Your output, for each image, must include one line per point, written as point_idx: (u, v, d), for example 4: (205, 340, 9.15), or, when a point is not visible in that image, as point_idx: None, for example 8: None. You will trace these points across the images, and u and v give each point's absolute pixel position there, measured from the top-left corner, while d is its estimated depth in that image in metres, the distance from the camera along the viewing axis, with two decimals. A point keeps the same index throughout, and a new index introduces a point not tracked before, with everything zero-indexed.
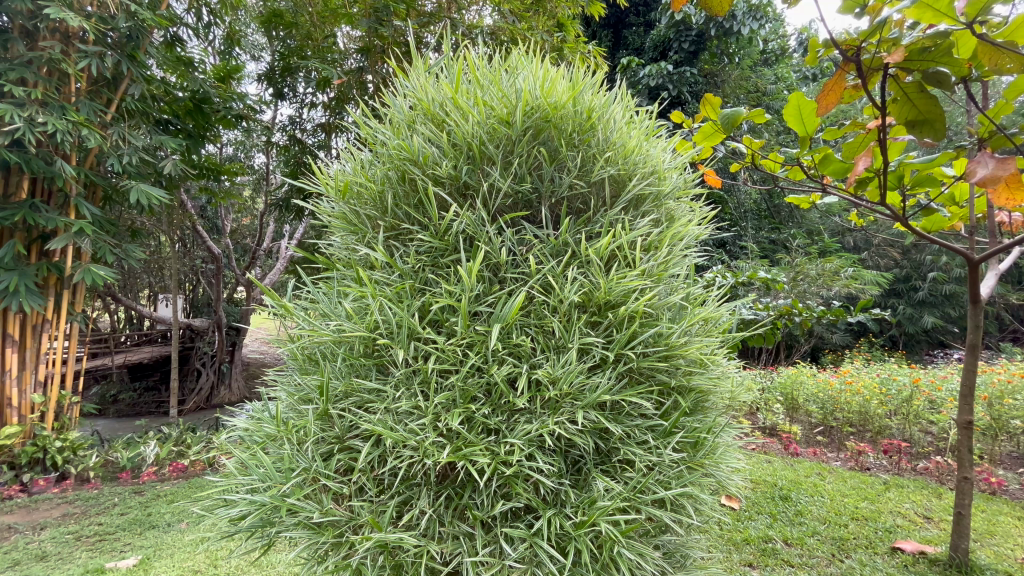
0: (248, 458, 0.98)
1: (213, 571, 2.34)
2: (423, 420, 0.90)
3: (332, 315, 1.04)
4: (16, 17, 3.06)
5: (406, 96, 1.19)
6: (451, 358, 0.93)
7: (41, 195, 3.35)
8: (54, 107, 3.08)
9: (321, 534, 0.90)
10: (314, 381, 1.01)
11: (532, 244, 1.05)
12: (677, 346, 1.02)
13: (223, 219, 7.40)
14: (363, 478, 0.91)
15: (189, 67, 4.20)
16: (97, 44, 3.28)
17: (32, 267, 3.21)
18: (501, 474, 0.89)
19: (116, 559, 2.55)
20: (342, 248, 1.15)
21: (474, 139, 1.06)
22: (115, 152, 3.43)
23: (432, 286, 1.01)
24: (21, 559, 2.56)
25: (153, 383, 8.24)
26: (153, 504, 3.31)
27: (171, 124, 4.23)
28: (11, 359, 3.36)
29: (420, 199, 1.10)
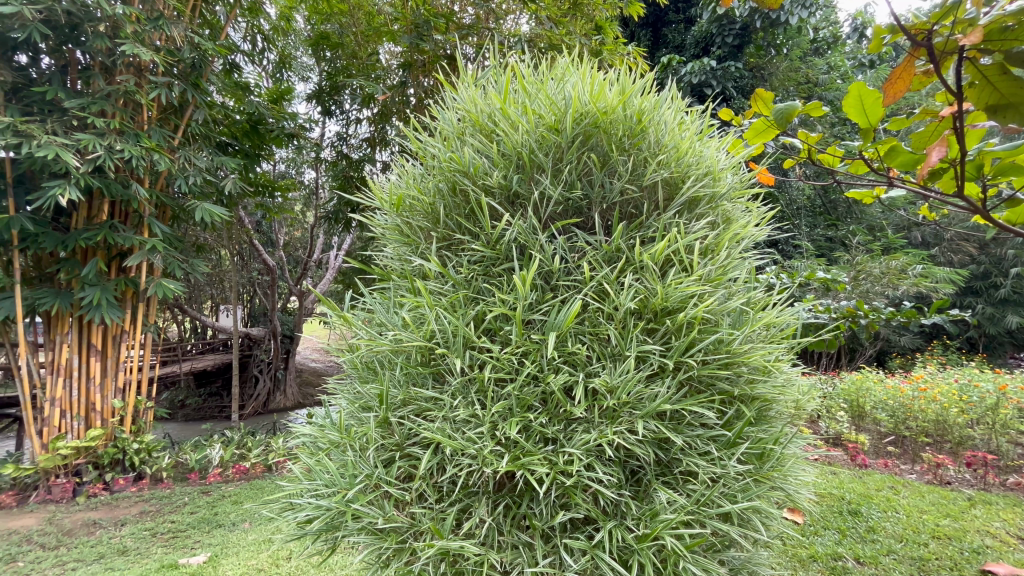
0: (313, 463, 1.01)
1: (275, 571, 2.45)
2: (481, 428, 0.90)
3: (389, 325, 1.06)
4: (97, 55, 3.35)
5: (455, 108, 1.20)
6: (506, 367, 0.94)
7: (118, 217, 3.64)
8: (130, 135, 3.35)
9: (384, 540, 0.92)
10: (374, 389, 1.03)
11: (585, 250, 1.04)
12: (738, 353, 0.99)
13: (277, 233, 7.80)
14: (423, 485, 0.92)
15: (246, 91, 4.47)
16: (166, 75, 3.56)
17: (112, 283, 3.49)
18: (560, 484, 0.89)
19: (188, 555, 2.72)
20: (395, 259, 1.18)
21: (524, 148, 1.06)
22: (182, 174, 3.69)
23: (485, 296, 1.02)
24: (105, 552, 2.77)
25: (215, 389, 8.77)
26: (219, 504, 3.51)
27: (231, 145, 4.51)
28: (95, 368, 3.67)
29: (471, 209, 1.11)
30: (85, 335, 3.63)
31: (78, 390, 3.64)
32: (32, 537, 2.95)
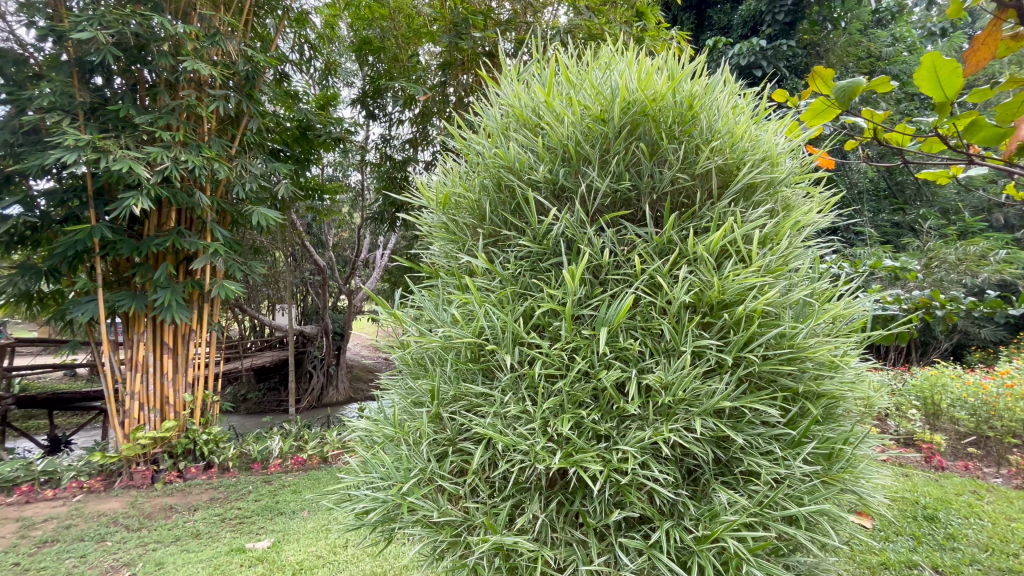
0: (369, 456, 1.04)
1: (335, 559, 2.57)
2: (533, 425, 0.90)
3: (438, 321, 1.07)
4: (162, 73, 3.60)
5: (498, 104, 1.20)
6: (556, 362, 0.93)
7: (184, 223, 3.90)
8: (193, 146, 3.58)
9: (439, 533, 0.93)
10: (425, 385, 1.05)
11: (634, 243, 1.02)
12: (802, 348, 0.94)
13: (326, 235, 8.11)
14: (476, 481, 0.93)
15: (295, 99, 4.66)
16: (223, 88, 3.77)
17: (181, 285, 3.74)
18: (614, 482, 0.87)
19: (254, 540, 2.89)
20: (442, 256, 1.19)
21: (570, 140, 1.05)
22: (240, 181, 3.91)
23: (533, 291, 1.01)
24: (181, 534, 3.00)
25: (274, 384, 9.25)
26: (280, 492, 3.71)
27: (283, 151, 4.73)
28: (168, 364, 3.95)
29: (516, 205, 1.10)
30: (158, 334, 3.91)
31: (153, 385, 3.93)
32: (118, 518, 3.22)
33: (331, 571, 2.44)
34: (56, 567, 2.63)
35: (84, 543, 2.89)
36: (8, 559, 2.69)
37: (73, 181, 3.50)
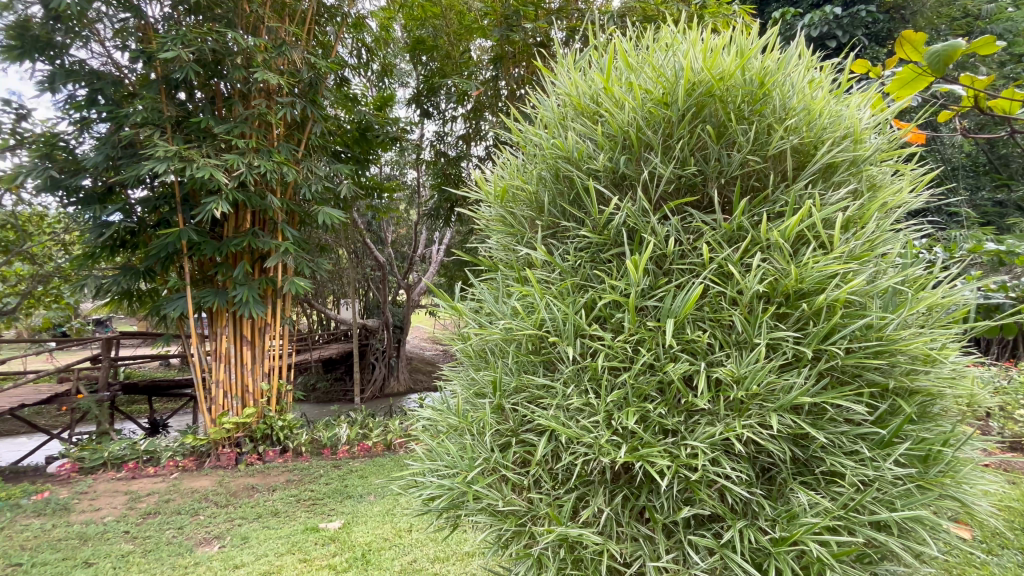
0: (435, 444, 1.06)
1: (401, 542, 2.69)
2: (596, 417, 0.89)
3: (498, 314, 1.07)
4: (237, 84, 3.86)
5: (555, 93, 1.18)
6: (620, 355, 0.91)
7: (259, 224, 4.18)
8: (265, 152, 3.83)
9: (503, 521, 0.94)
10: (487, 376, 1.05)
11: (701, 231, 0.97)
12: (893, 341, 0.86)
13: (386, 232, 8.42)
14: (539, 471, 0.93)
15: (355, 102, 4.86)
16: (290, 96, 4.00)
17: (256, 283, 4.02)
18: (683, 478, 0.85)
19: (326, 521, 3.09)
20: (500, 249, 1.19)
21: (631, 127, 1.01)
22: (307, 182, 4.13)
23: (595, 283, 0.99)
24: (263, 512, 3.25)
25: (340, 374, 9.77)
26: (349, 477, 3.93)
27: (344, 153, 4.95)
28: (247, 355, 4.28)
29: (576, 195, 1.08)
30: (239, 327, 4.24)
31: (236, 374, 4.27)
32: (209, 495, 3.54)
33: (398, 553, 2.55)
34: (159, 535, 2.94)
35: (181, 516, 3.20)
36: (120, 527, 3.03)
37: (164, 188, 3.84)
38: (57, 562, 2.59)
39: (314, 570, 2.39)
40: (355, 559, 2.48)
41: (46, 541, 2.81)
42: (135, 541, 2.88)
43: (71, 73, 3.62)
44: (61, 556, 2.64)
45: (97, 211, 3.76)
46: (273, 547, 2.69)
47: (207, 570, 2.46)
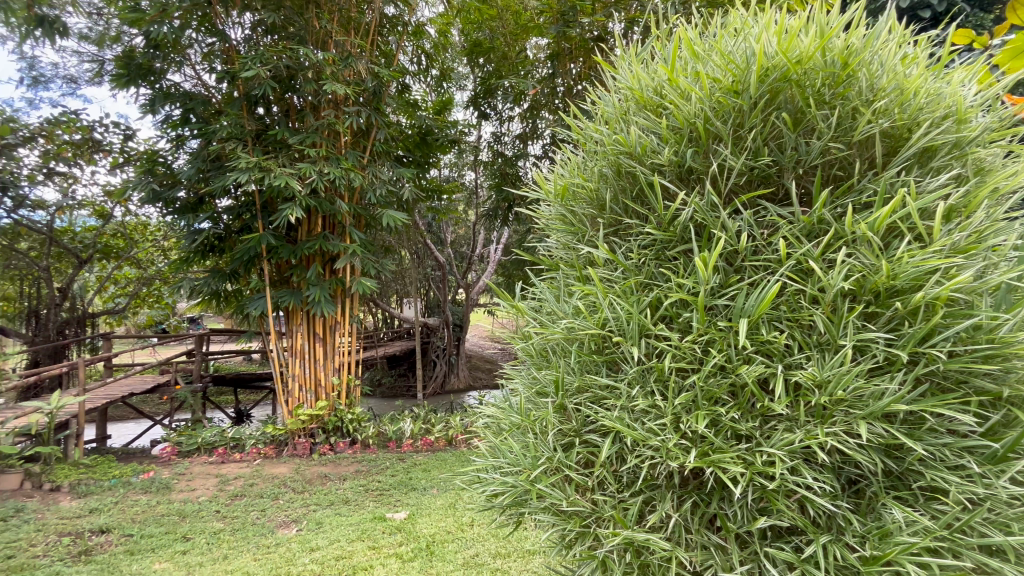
0: (498, 442, 1.07)
1: (463, 536, 2.75)
2: (663, 420, 0.86)
3: (560, 313, 1.06)
4: (308, 97, 4.12)
5: (616, 87, 1.14)
6: (688, 356, 0.88)
7: (329, 228, 4.43)
8: (334, 160, 4.05)
9: (567, 521, 0.94)
10: (549, 375, 1.05)
11: (776, 225, 0.92)
12: (1008, 345, 0.77)
13: (445, 233, 8.65)
14: (604, 473, 0.91)
15: (415, 108, 5.03)
16: (356, 105, 4.22)
17: (327, 283, 4.28)
18: (758, 486, 0.80)
19: (393, 511, 3.23)
20: (561, 248, 1.17)
21: (698, 118, 0.97)
22: (372, 187, 4.33)
23: (660, 281, 0.96)
24: (335, 500, 3.45)
25: (403, 371, 10.14)
26: (413, 470, 4.08)
27: (406, 157, 5.13)
28: (319, 351, 4.55)
29: (639, 191, 1.05)
30: (312, 325, 4.53)
31: (310, 369, 4.57)
32: (287, 482, 3.80)
33: (461, 546, 2.62)
34: (245, 516, 3.20)
35: (263, 499, 3.47)
36: (212, 506, 3.33)
37: (246, 197, 4.17)
38: (160, 535, 2.89)
39: (382, 558, 2.50)
40: (421, 549, 2.57)
41: (152, 516, 3.15)
42: (225, 520, 3.16)
43: (168, 96, 4.03)
44: (164, 530, 2.95)
45: (190, 219, 4.14)
46: (345, 533, 2.85)
47: (287, 550, 2.65)
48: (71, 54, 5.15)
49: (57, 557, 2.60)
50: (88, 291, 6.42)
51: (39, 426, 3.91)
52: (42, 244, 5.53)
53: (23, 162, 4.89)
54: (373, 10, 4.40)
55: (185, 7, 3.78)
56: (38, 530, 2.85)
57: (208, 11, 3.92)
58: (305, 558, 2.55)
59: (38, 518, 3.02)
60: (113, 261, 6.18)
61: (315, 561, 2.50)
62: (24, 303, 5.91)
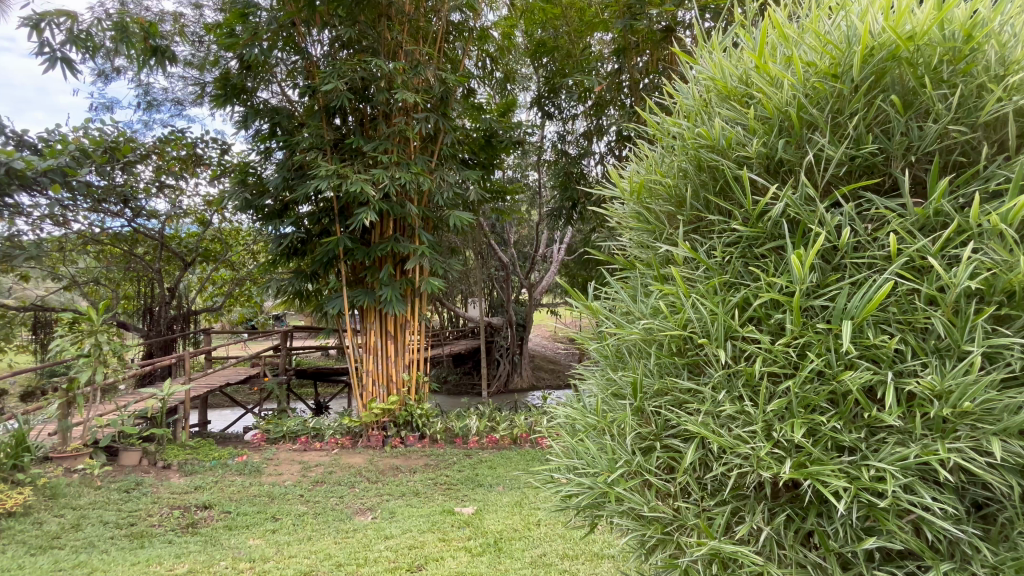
0: (574, 443, 1.05)
1: (529, 534, 2.77)
2: (753, 427, 0.82)
3: (637, 313, 1.02)
4: (381, 106, 4.32)
5: (695, 78, 1.09)
6: (781, 360, 0.82)
7: (399, 230, 4.63)
8: (404, 165, 4.23)
9: (647, 528, 0.91)
10: (626, 377, 1.01)
11: (883, 218, 0.84)
12: None
13: (509, 233, 8.75)
14: (687, 480, 0.88)
15: (481, 111, 5.13)
16: (425, 111, 4.38)
17: (398, 283, 4.47)
18: (865, 504, 0.74)
19: (460, 505, 3.32)
20: (636, 246, 1.13)
21: (791, 106, 0.90)
22: (440, 189, 4.47)
23: (749, 280, 0.90)
24: (406, 491, 3.59)
25: (468, 369, 10.38)
26: (479, 466, 4.16)
27: (471, 159, 5.23)
28: (391, 348, 4.78)
29: (723, 185, 0.99)
30: (385, 324, 4.76)
31: (383, 365, 4.81)
32: (362, 471, 4.02)
33: (528, 544, 2.64)
34: (325, 501, 3.42)
35: (341, 487, 3.69)
36: (297, 490, 3.59)
37: (325, 203, 4.45)
38: (253, 514, 3.16)
39: (452, 550, 2.57)
40: (489, 545, 2.62)
41: (246, 496, 3.45)
42: (308, 504, 3.39)
43: (258, 112, 4.39)
44: (256, 509, 3.22)
45: (277, 225, 4.49)
46: (417, 523, 2.96)
47: (364, 536, 2.79)
48: (178, 79, 5.78)
49: (169, 527, 2.92)
50: (191, 291, 7.14)
51: (153, 410, 4.41)
52: (155, 249, 6.29)
53: (141, 177, 5.56)
54: (440, 18, 4.53)
55: (273, 29, 4.11)
56: (154, 502, 3.22)
57: (292, 31, 4.23)
58: (381, 544, 2.68)
59: (154, 492, 3.42)
60: (212, 264, 6.84)
61: (389, 549, 2.61)
62: (141, 300, 6.71)
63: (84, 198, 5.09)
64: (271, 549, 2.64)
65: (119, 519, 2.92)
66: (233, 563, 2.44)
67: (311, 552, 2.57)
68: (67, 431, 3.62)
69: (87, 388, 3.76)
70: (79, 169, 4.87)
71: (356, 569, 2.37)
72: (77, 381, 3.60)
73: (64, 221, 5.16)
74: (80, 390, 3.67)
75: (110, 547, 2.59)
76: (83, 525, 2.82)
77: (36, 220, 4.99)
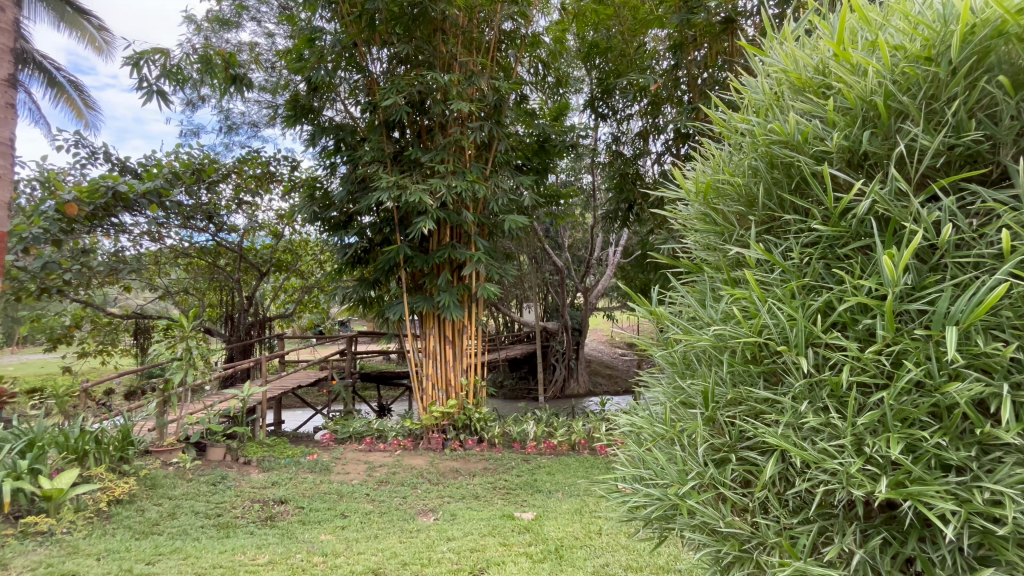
0: (641, 453, 1.02)
1: (590, 542, 2.73)
2: (842, 442, 0.76)
3: (706, 319, 0.98)
4: (437, 117, 4.45)
5: (765, 71, 1.03)
6: (872, 370, 0.76)
7: (456, 237, 4.73)
8: (461, 174, 4.33)
9: (722, 544, 0.87)
10: (695, 386, 0.97)
11: (991, 213, 0.76)
12: None
13: (563, 237, 8.71)
14: (766, 495, 0.83)
15: (534, 116, 5.15)
16: (479, 120, 4.47)
17: (455, 289, 4.57)
18: (977, 529, 0.68)
19: (520, 511, 3.32)
20: (703, 249, 1.08)
21: (877, 94, 0.83)
22: (495, 196, 4.54)
23: (833, 283, 0.84)
24: (467, 494, 3.65)
25: (524, 373, 10.42)
26: (538, 471, 4.15)
27: (525, 165, 5.27)
28: (450, 353, 4.89)
29: (799, 182, 0.93)
30: (443, 329, 4.89)
31: (442, 369, 4.93)
32: (424, 473, 4.13)
33: (589, 553, 2.59)
34: (390, 501, 3.55)
35: (405, 487, 3.82)
36: (363, 489, 3.75)
37: (386, 213, 4.63)
38: (324, 510, 3.33)
39: (513, 555, 2.58)
40: (550, 552, 2.60)
41: (318, 493, 3.65)
42: (374, 502, 3.53)
43: (324, 129, 4.66)
44: (327, 506, 3.40)
45: (342, 235, 4.72)
46: (478, 527, 3.00)
47: (427, 537, 2.86)
48: (254, 104, 6.26)
49: (250, 519, 3.15)
50: (266, 298, 7.67)
51: (235, 409, 4.77)
52: (235, 261, 6.82)
53: (223, 195, 6.06)
54: (493, 28, 4.62)
55: (337, 51, 4.35)
56: (238, 495, 3.48)
57: (355, 52, 4.46)
58: (444, 545, 2.74)
59: (236, 486, 3.69)
60: (285, 273, 7.32)
61: (452, 550, 2.66)
62: (223, 308, 7.28)
63: (175, 216, 5.63)
64: (341, 545, 2.77)
65: (207, 510, 3.18)
66: (307, 556, 2.58)
67: (377, 550, 2.67)
68: (163, 427, 4.00)
69: (180, 388, 4.13)
70: (172, 190, 5.40)
71: (420, 569, 2.43)
72: (171, 382, 3.97)
73: (159, 237, 5.74)
74: (173, 391, 4.03)
75: (200, 535, 2.83)
76: (178, 514, 3.09)
77: (136, 236, 5.58)
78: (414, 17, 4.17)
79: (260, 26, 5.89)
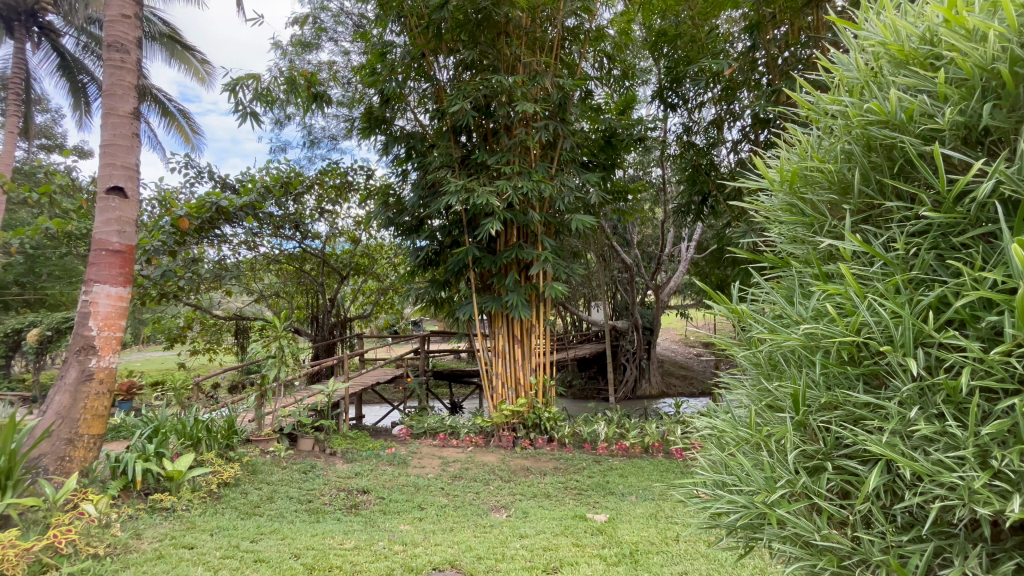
0: (723, 458, 0.97)
1: (667, 549, 2.64)
2: (962, 453, 0.68)
3: (794, 317, 0.91)
4: (502, 119, 4.52)
5: (859, 43, 0.94)
6: (999, 373, 0.68)
7: (523, 237, 4.77)
8: (526, 174, 4.36)
9: (818, 558, 0.82)
10: (783, 389, 0.91)
11: None
12: None
13: (632, 234, 8.47)
14: (869, 508, 0.77)
15: (599, 112, 5.07)
16: (544, 119, 4.47)
17: (523, 289, 4.61)
18: None
19: (593, 512, 3.29)
20: (789, 242, 1.01)
21: (1000, 61, 0.74)
22: (561, 195, 4.52)
23: (947, 275, 0.75)
24: (539, 493, 3.68)
25: (593, 373, 10.28)
26: (610, 473, 4.08)
27: (591, 161, 5.20)
28: (518, 352, 4.94)
29: (903, 164, 0.85)
30: (511, 328, 4.95)
31: (511, 368, 4.99)
32: (495, 470, 4.21)
33: (666, 560, 2.50)
34: (464, 496, 3.65)
35: (477, 483, 3.91)
36: (438, 483, 3.89)
37: (454, 216, 4.77)
38: (403, 501, 3.50)
39: (587, 556, 2.55)
40: (625, 555, 2.55)
41: (397, 484, 3.84)
42: (449, 496, 3.65)
43: (396, 138, 4.89)
44: (405, 497, 3.57)
45: (414, 238, 4.93)
46: (550, 526, 3.01)
47: (501, 532, 2.92)
48: (332, 118, 6.70)
49: (337, 506, 3.38)
50: (346, 300, 8.17)
51: (321, 403, 5.13)
52: (319, 266, 7.34)
53: (307, 206, 6.53)
54: (556, 26, 4.60)
55: (406, 62, 4.55)
56: (326, 483, 3.75)
57: (423, 62, 4.64)
58: (517, 542, 2.77)
59: (324, 474, 3.98)
60: (363, 276, 7.76)
61: (525, 548, 2.68)
62: (310, 309, 7.86)
63: (267, 226, 6.17)
64: (419, 535, 2.89)
65: (301, 495, 3.46)
66: (389, 544, 2.72)
67: (453, 542, 2.76)
68: (261, 419, 4.41)
69: (274, 383, 4.52)
70: (264, 203, 5.94)
71: (495, 563, 2.49)
72: (267, 378, 4.37)
73: (254, 245, 6.31)
74: (269, 385, 4.43)
75: (295, 519, 3.09)
76: (275, 498, 3.39)
77: (235, 246, 6.17)
78: (479, 22, 4.26)
79: (337, 45, 6.29)
